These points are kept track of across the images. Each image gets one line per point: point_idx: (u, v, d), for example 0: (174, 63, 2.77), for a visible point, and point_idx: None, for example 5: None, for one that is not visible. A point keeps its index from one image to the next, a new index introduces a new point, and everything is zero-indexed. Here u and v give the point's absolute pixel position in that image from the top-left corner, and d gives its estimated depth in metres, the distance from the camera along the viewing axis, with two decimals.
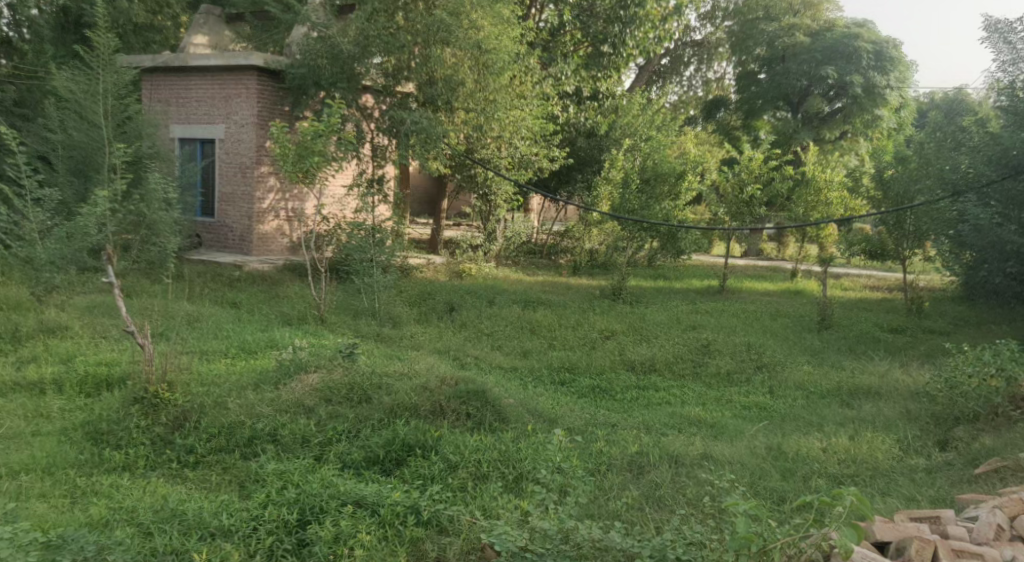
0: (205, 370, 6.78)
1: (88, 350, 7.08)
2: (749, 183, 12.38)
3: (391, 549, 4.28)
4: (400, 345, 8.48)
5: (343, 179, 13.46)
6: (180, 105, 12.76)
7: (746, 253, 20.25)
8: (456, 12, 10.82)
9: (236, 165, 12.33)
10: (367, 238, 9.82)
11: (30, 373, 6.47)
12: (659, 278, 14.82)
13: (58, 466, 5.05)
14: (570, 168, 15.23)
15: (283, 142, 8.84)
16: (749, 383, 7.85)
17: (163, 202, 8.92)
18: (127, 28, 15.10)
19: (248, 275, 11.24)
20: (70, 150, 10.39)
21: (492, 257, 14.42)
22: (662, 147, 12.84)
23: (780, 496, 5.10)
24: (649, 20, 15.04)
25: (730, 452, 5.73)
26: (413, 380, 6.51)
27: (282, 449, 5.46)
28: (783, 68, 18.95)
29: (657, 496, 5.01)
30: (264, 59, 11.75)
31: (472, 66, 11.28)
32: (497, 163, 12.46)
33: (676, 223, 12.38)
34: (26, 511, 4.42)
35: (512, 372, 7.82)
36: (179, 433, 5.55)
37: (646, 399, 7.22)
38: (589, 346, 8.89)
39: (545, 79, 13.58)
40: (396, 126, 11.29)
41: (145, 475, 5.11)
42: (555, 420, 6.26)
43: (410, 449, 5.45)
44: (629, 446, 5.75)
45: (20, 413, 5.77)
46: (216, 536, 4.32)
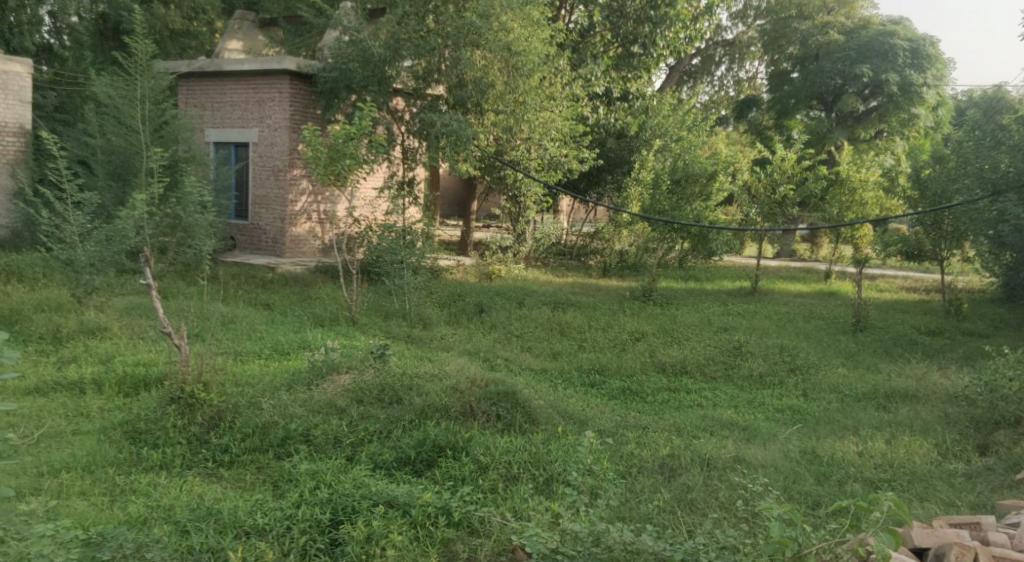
0: (240, 371, 6.87)
1: (126, 351, 7.21)
2: (782, 184, 12.27)
3: (423, 550, 4.30)
4: (430, 346, 8.52)
5: (375, 181, 13.56)
6: (215, 109, 12.95)
7: (779, 254, 20.07)
8: (487, 14, 10.88)
9: (270, 168, 12.46)
10: (397, 240, 9.91)
11: (71, 373, 6.60)
12: (691, 278, 14.73)
13: (97, 465, 5.14)
14: (600, 170, 15.21)
15: (314, 146, 8.89)
16: (782, 386, 7.76)
17: (199, 204, 9.06)
18: (163, 33, 15.36)
19: (281, 277, 11.37)
20: (108, 154, 10.57)
21: (521, 258, 14.55)
22: (694, 148, 12.75)
23: (815, 500, 5.05)
24: (680, 20, 14.73)
25: (763, 455, 5.69)
26: (444, 381, 6.54)
27: (315, 449, 5.52)
28: (817, 67, 18.74)
29: (689, 499, 4.98)
30: (296, 63, 11.86)
31: (502, 68, 11.32)
32: (526, 164, 12.50)
33: (707, 224, 12.31)
34: (67, 508, 4.51)
35: (543, 374, 7.81)
36: (215, 433, 5.64)
37: (677, 401, 7.19)
38: (620, 348, 8.87)
39: (576, 80, 13.56)
40: (427, 128, 11.34)
41: (182, 474, 5.18)
42: (585, 422, 6.25)
43: (441, 450, 5.48)
44: (661, 449, 5.72)
45: (62, 412, 5.88)
46: (251, 535, 4.38)
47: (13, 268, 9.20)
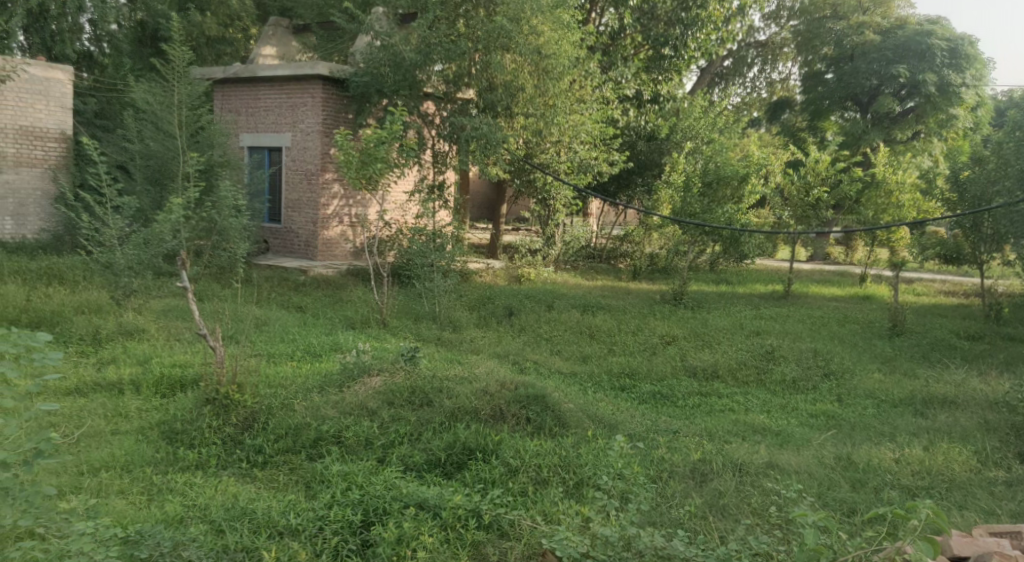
0: (273, 372, 6.96)
1: (164, 352, 7.34)
2: (816, 186, 12.12)
3: (453, 552, 4.31)
4: (460, 349, 8.55)
5: (406, 185, 13.63)
6: (249, 114, 13.13)
7: (813, 257, 19.85)
8: (517, 18, 10.89)
9: (302, 173, 12.59)
10: (427, 243, 9.94)
11: (110, 374, 6.73)
12: (722, 281, 14.60)
13: (135, 464, 5.23)
14: (631, 173, 15.19)
15: (346, 150, 8.96)
16: (816, 391, 7.68)
17: (233, 208, 9.17)
18: (200, 40, 15.61)
19: (313, 279, 11.46)
20: (146, 159, 10.73)
21: (550, 261, 14.66)
22: (725, 150, 12.66)
23: (849, 507, 4.99)
24: (712, 22, 14.75)
25: (798, 461, 5.62)
26: (474, 384, 6.55)
27: (346, 450, 5.57)
28: (852, 67, 18.50)
29: (721, 505, 4.93)
30: (329, 68, 11.96)
31: (532, 71, 11.31)
32: (556, 168, 12.42)
33: (739, 227, 12.20)
34: (106, 507, 4.59)
35: (572, 378, 7.79)
36: (249, 433, 5.71)
37: (708, 405, 7.14)
38: (650, 352, 8.83)
39: (606, 83, 13.55)
40: (456, 132, 11.38)
41: (217, 474, 5.26)
42: (615, 426, 6.22)
43: (472, 453, 5.50)
44: (692, 454, 5.68)
45: (101, 412, 5.99)
46: (284, 535, 4.43)
47: (54, 271, 9.39)
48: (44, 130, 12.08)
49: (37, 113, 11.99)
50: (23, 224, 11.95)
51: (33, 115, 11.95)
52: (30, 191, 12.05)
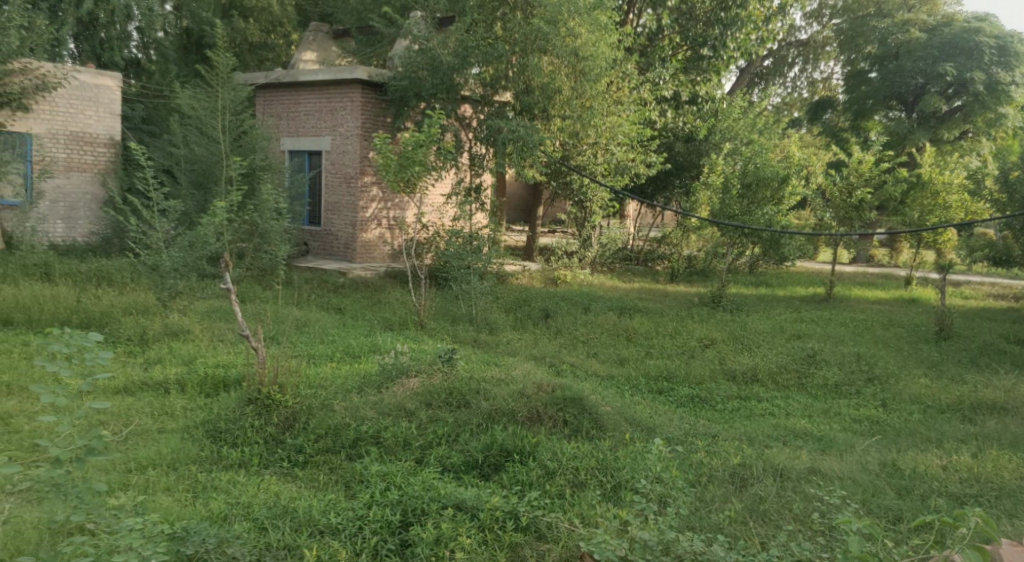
0: (314, 373, 7.06)
1: (207, 353, 7.47)
2: (858, 187, 11.91)
3: (491, 554, 4.33)
4: (496, 351, 8.56)
5: (443, 188, 13.71)
6: (290, 118, 13.31)
7: (856, 260, 19.54)
8: (555, 20, 10.88)
9: (342, 176, 12.73)
10: (464, 246, 9.98)
11: (156, 373, 6.87)
12: (763, 285, 14.40)
13: (181, 462, 5.33)
14: (668, 173, 15.27)
15: (385, 153, 9.03)
16: (859, 396, 7.56)
17: (274, 212, 9.31)
18: (243, 46, 15.92)
19: (353, 281, 11.58)
20: (191, 164, 10.93)
21: (586, 263, 14.69)
22: (765, 151, 12.53)
23: (895, 515, 4.90)
24: (752, 22, 14.54)
25: (841, 466, 5.54)
26: (512, 385, 6.57)
27: (385, 451, 5.61)
28: (896, 66, 18.11)
29: (762, 510, 4.88)
30: (368, 72, 12.10)
31: (569, 73, 11.28)
32: (593, 169, 12.43)
33: (779, 229, 12.08)
34: (154, 503, 4.68)
35: (610, 381, 7.75)
36: (290, 433, 5.78)
37: (748, 410, 7.06)
38: (688, 355, 8.78)
39: (643, 84, 13.50)
40: (493, 135, 11.40)
41: (260, 473, 5.34)
42: (653, 429, 6.20)
43: (509, 455, 5.51)
44: (732, 458, 5.62)
45: (148, 411, 6.11)
46: (325, 533, 4.48)
47: (103, 272, 9.62)
48: (93, 136, 12.37)
49: (87, 120, 12.27)
50: (73, 227, 12.24)
51: (84, 121, 12.23)
52: (80, 195, 12.34)
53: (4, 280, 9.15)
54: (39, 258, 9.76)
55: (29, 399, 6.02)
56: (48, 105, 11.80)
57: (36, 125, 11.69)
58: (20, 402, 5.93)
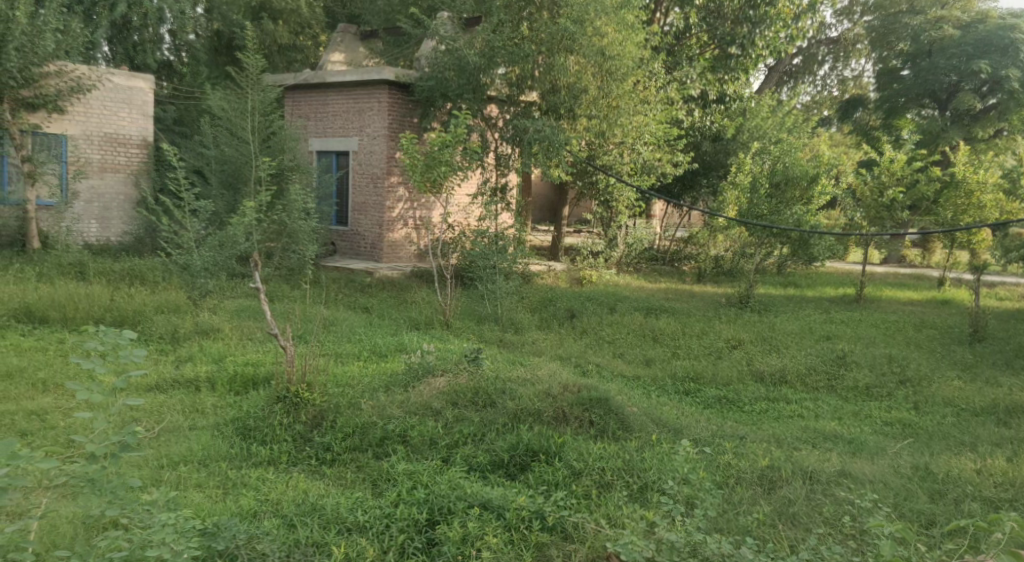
0: (342, 371, 7.12)
1: (236, 351, 7.54)
2: (890, 186, 11.80)
3: (518, 553, 4.34)
4: (522, 351, 8.56)
5: (470, 188, 13.74)
6: (318, 119, 13.41)
7: (888, 260, 19.33)
8: (581, 19, 10.85)
9: (369, 176, 12.81)
10: (490, 246, 9.99)
11: (187, 371, 6.96)
12: (792, 285, 14.28)
13: (212, 459, 5.39)
14: (695, 173, 15.23)
15: (411, 154, 9.06)
16: (891, 398, 7.47)
17: (302, 211, 9.39)
18: (272, 48, 16.09)
19: (379, 281, 11.63)
20: (221, 164, 11.04)
21: (612, 263, 14.65)
22: (794, 152, 12.40)
23: (927, 519, 4.84)
24: (781, 19, 14.29)
25: (871, 469, 5.47)
26: (537, 385, 6.56)
27: (411, 450, 5.63)
28: (929, 63, 17.89)
29: (791, 513, 4.83)
30: (395, 73, 12.16)
31: (596, 72, 11.26)
32: (619, 169, 12.38)
33: (808, 229, 11.93)
34: (185, 499, 4.74)
35: (636, 382, 7.73)
36: (317, 431, 5.82)
37: (777, 411, 7.00)
38: (716, 355, 8.73)
39: (670, 83, 13.44)
40: (519, 134, 11.39)
41: (288, 470, 5.38)
42: (680, 430, 6.16)
43: (535, 454, 5.51)
44: (760, 460, 5.57)
45: (179, 408, 6.19)
46: (352, 531, 4.51)
47: (136, 271, 9.75)
48: (127, 137, 12.54)
49: (121, 121, 12.45)
50: (107, 227, 12.42)
51: (118, 122, 12.41)
52: (113, 195, 12.52)
53: (40, 279, 9.31)
54: (73, 257, 9.92)
55: (65, 396, 6.12)
56: (83, 107, 11.98)
57: (71, 126, 11.88)
58: (56, 399, 6.03)
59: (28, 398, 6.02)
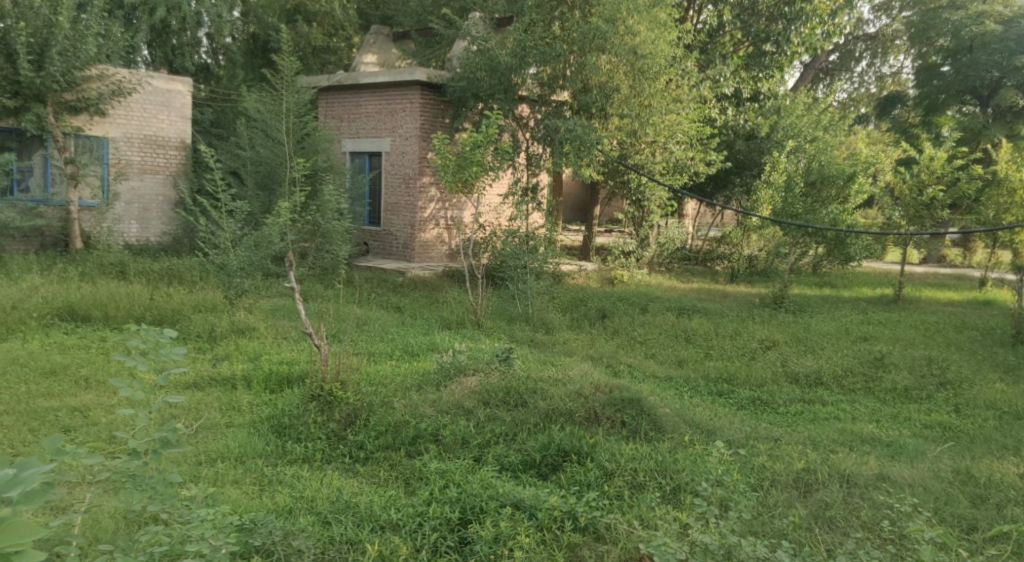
0: (375, 370, 7.18)
1: (271, 350, 7.61)
2: (930, 185, 11.59)
3: (550, 553, 4.33)
4: (553, 351, 8.55)
5: (501, 188, 13.76)
6: (351, 120, 13.51)
7: (927, 260, 19.03)
8: (614, 18, 10.79)
9: (401, 177, 12.87)
10: (521, 245, 10.00)
11: (224, 369, 7.06)
12: (827, 285, 14.12)
13: (248, 456, 5.45)
14: (728, 173, 15.10)
15: (443, 154, 9.08)
16: (930, 401, 7.35)
17: (336, 212, 9.46)
18: (306, 50, 16.28)
19: (411, 281, 11.69)
20: (257, 166, 11.17)
21: (644, 264, 14.40)
22: (830, 150, 12.26)
23: (969, 524, 4.75)
24: (818, 16, 13.98)
25: (911, 473, 5.38)
26: (569, 386, 6.54)
27: (443, 449, 5.64)
28: (970, 59, 17.34)
29: (828, 516, 4.76)
30: (427, 74, 12.21)
31: (628, 72, 11.24)
32: (651, 169, 12.31)
33: (844, 228, 11.78)
34: (223, 495, 4.80)
35: (668, 382, 7.69)
36: (351, 430, 5.86)
37: (813, 413, 6.92)
38: (750, 356, 8.64)
39: (703, 81, 13.36)
40: (551, 134, 11.39)
41: (323, 467, 5.44)
42: (713, 432, 6.10)
43: (566, 455, 5.50)
44: (796, 462, 5.51)
45: (217, 405, 6.28)
46: (385, 529, 4.53)
47: (174, 271, 9.89)
48: (165, 139, 12.73)
49: (160, 123, 12.64)
50: (146, 228, 12.63)
51: (157, 124, 12.60)
52: (153, 196, 12.70)
53: (82, 279, 9.50)
54: (114, 257, 10.09)
55: (106, 392, 6.23)
56: (124, 110, 12.18)
57: (112, 129, 12.08)
58: (98, 396, 6.14)
59: (71, 394, 6.14)
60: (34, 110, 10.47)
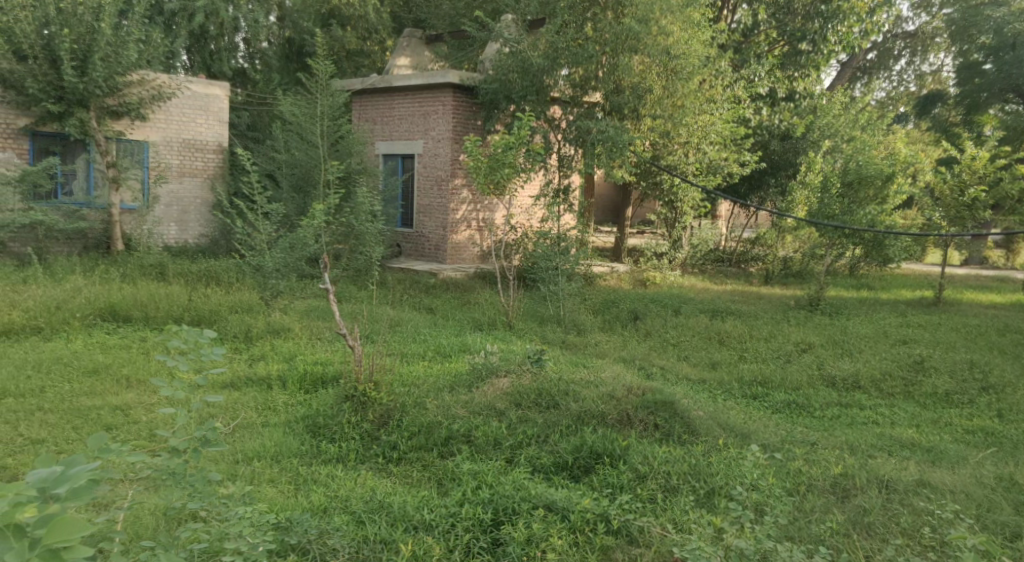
0: (407, 370, 7.23)
1: (306, 351, 7.69)
2: (972, 185, 11.38)
3: (583, 555, 4.33)
4: (585, 352, 8.54)
5: (533, 189, 13.75)
6: (384, 123, 13.60)
7: (968, 260, 18.73)
8: (647, 19, 10.73)
9: (434, 179, 12.93)
10: (553, 246, 9.99)
11: (260, 369, 7.15)
12: (864, 287, 13.95)
13: (284, 455, 5.51)
14: (763, 173, 14.90)
15: (475, 156, 9.09)
16: (973, 406, 7.20)
17: (370, 213, 9.52)
18: (340, 54, 16.44)
19: (443, 282, 11.74)
20: (292, 168, 11.29)
21: (677, 265, 14.30)
22: (867, 149, 12.07)
23: (1013, 532, 4.66)
24: (855, 14, 13.78)
25: (952, 479, 5.27)
26: (600, 387, 6.53)
27: (476, 449, 5.65)
28: (1014, 58, 16.02)
29: (866, 523, 4.68)
30: (459, 76, 12.24)
31: (660, 72, 11.20)
32: (684, 169, 12.24)
33: (882, 228, 11.58)
34: (260, 494, 4.86)
35: (701, 385, 7.64)
36: (384, 430, 5.89)
37: (850, 417, 6.82)
38: (785, 359, 8.54)
39: (737, 81, 13.28)
40: (582, 135, 11.36)
41: (357, 467, 5.47)
42: (748, 435, 6.05)
43: (599, 457, 5.48)
44: (833, 467, 5.43)
45: (254, 404, 6.36)
46: (419, 529, 4.55)
47: (212, 272, 10.04)
48: (203, 142, 12.91)
49: (198, 127, 12.82)
50: (185, 229, 12.83)
51: (195, 128, 12.78)
52: (191, 199, 12.90)
53: (123, 279, 9.69)
54: (154, 258, 10.28)
55: (147, 391, 6.34)
56: (164, 114, 12.40)
57: (151, 133, 12.29)
58: (139, 394, 6.26)
59: (113, 392, 6.27)
60: (77, 115, 10.71)
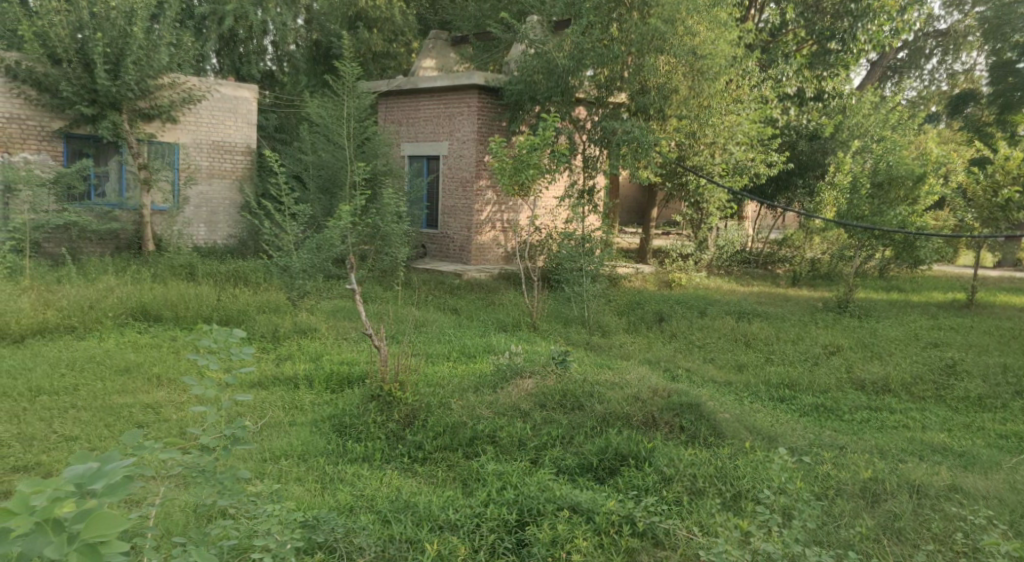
0: (433, 371, 7.24)
1: (333, 351, 7.74)
2: (1005, 186, 11.22)
3: (609, 556, 4.32)
4: (610, 354, 8.51)
5: (558, 190, 13.74)
6: (410, 125, 13.66)
7: (1001, 262, 18.42)
8: (673, 19, 10.69)
9: (459, 180, 12.96)
10: (578, 247, 9.88)
11: (287, 368, 7.20)
12: (893, 289, 13.77)
13: (311, 454, 5.55)
14: (791, 173, 14.58)
15: (500, 157, 9.10)
16: (1006, 410, 7.09)
17: (395, 214, 9.56)
18: (367, 56, 16.54)
19: (468, 283, 11.76)
20: (319, 169, 11.37)
21: (703, 265, 14.20)
22: (897, 150, 11.92)
23: None
24: (885, 12, 13.70)
25: (986, 485, 5.19)
26: (625, 389, 6.51)
27: (501, 450, 5.66)
28: None
29: (897, 528, 4.63)
30: (484, 77, 12.25)
31: (687, 72, 11.09)
32: (710, 169, 12.13)
33: (913, 230, 11.41)
34: (287, 492, 4.90)
35: (727, 387, 7.58)
36: (410, 430, 5.91)
37: (879, 421, 6.73)
38: (812, 362, 8.45)
39: (765, 82, 13.37)
40: (608, 136, 11.34)
41: (382, 467, 5.50)
42: (775, 438, 5.99)
43: (624, 458, 5.47)
44: (862, 472, 5.36)
45: (281, 404, 6.41)
46: (444, 529, 4.57)
47: (240, 273, 10.14)
48: (232, 144, 13.04)
49: (227, 129, 12.95)
50: (214, 230, 12.96)
51: (224, 130, 12.92)
52: (219, 200, 13.03)
53: (154, 279, 9.81)
54: (183, 258, 10.40)
55: (177, 390, 6.42)
56: (193, 116, 12.55)
57: (181, 135, 12.44)
58: (169, 393, 6.34)
59: (144, 391, 6.35)
60: (110, 117, 10.88)
